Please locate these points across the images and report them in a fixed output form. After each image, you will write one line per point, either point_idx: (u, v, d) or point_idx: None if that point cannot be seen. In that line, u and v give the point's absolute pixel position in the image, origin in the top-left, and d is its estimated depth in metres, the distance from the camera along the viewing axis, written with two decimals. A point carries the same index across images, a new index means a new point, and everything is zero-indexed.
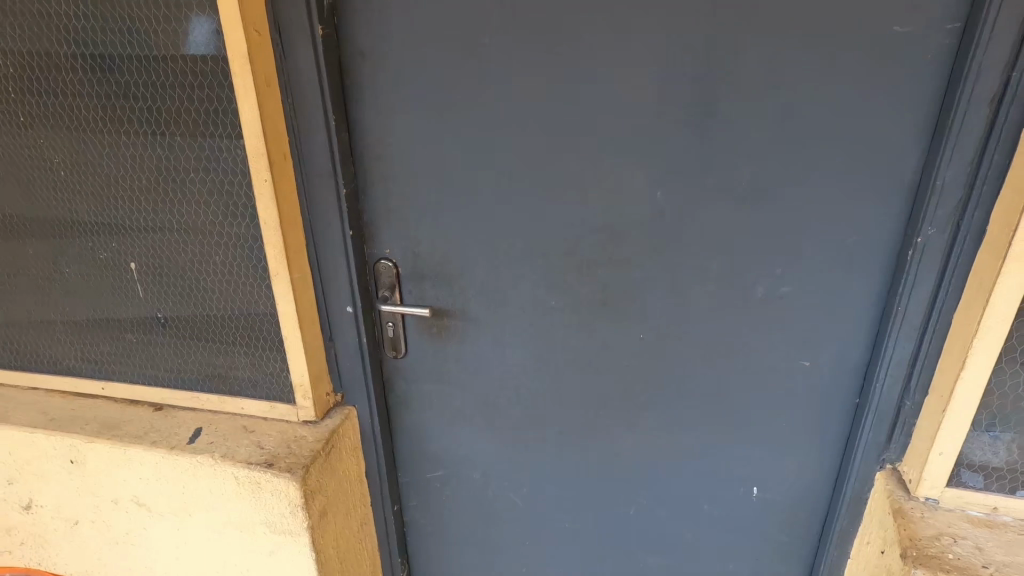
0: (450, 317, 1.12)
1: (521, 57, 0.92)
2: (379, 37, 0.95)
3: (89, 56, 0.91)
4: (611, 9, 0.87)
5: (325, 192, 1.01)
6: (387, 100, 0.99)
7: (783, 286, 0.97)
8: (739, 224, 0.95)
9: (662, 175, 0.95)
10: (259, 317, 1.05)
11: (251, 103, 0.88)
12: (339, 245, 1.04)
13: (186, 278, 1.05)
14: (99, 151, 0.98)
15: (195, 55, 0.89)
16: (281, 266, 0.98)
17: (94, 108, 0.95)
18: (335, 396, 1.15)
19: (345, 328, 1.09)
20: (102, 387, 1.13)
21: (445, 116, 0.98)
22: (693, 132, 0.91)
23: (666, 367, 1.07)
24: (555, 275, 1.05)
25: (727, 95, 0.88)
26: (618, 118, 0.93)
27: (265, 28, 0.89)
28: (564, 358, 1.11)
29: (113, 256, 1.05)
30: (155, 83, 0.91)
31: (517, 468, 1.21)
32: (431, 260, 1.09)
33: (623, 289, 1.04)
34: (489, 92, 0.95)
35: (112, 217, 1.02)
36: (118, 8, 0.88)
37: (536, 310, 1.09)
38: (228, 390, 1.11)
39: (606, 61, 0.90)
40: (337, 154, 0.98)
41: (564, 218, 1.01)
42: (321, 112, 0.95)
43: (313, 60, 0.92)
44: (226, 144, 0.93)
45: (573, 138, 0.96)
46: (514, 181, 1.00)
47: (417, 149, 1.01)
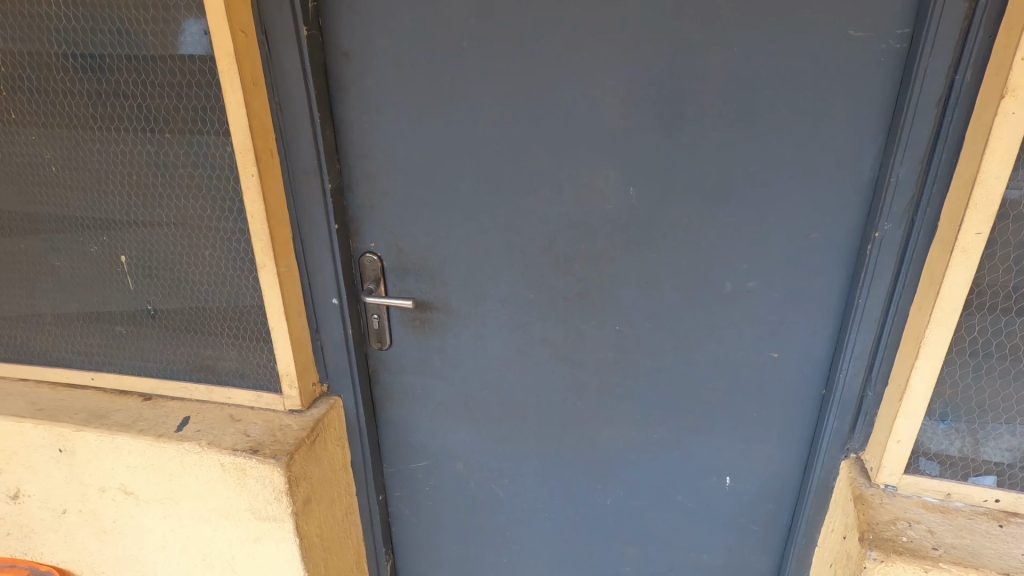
0: (432, 310, 1.16)
1: (496, 58, 0.96)
2: (360, 39, 0.99)
3: (80, 56, 0.95)
4: (581, 13, 0.91)
5: (310, 188, 1.04)
6: (369, 100, 1.02)
7: (750, 280, 1.00)
8: (708, 220, 0.98)
9: (632, 172, 0.98)
10: (246, 309, 1.08)
11: (238, 101, 0.92)
12: (325, 239, 1.07)
13: (175, 272, 1.08)
14: (89, 148, 1.01)
15: (184, 55, 0.93)
16: (267, 258, 1.02)
17: (86, 106, 0.98)
18: (321, 387, 1.19)
19: (330, 320, 1.13)
20: (92, 378, 1.16)
21: (425, 114, 1.02)
22: (662, 131, 0.95)
23: (640, 359, 1.10)
24: (532, 270, 1.09)
25: (693, 96, 0.92)
26: (590, 117, 0.97)
27: (252, 29, 0.93)
28: (541, 350, 1.14)
29: (104, 250, 1.08)
30: (145, 82, 0.95)
31: (498, 459, 1.25)
32: (413, 254, 1.12)
33: (599, 282, 1.07)
34: (466, 92, 0.99)
35: (103, 211, 1.06)
36: (111, 9, 0.91)
37: (515, 303, 1.12)
38: (215, 380, 1.14)
39: (577, 62, 0.94)
40: (322, 150, 1.02)
41: (541, 214, 1.05)
42: (306, 110, 0.99)
43: (298, 60, 0.96)
44: (214, 142, 0.97)
45: (547, 137, 0.99)
46: (492, 178, 1.04)
47: (399, 147, 1.05)
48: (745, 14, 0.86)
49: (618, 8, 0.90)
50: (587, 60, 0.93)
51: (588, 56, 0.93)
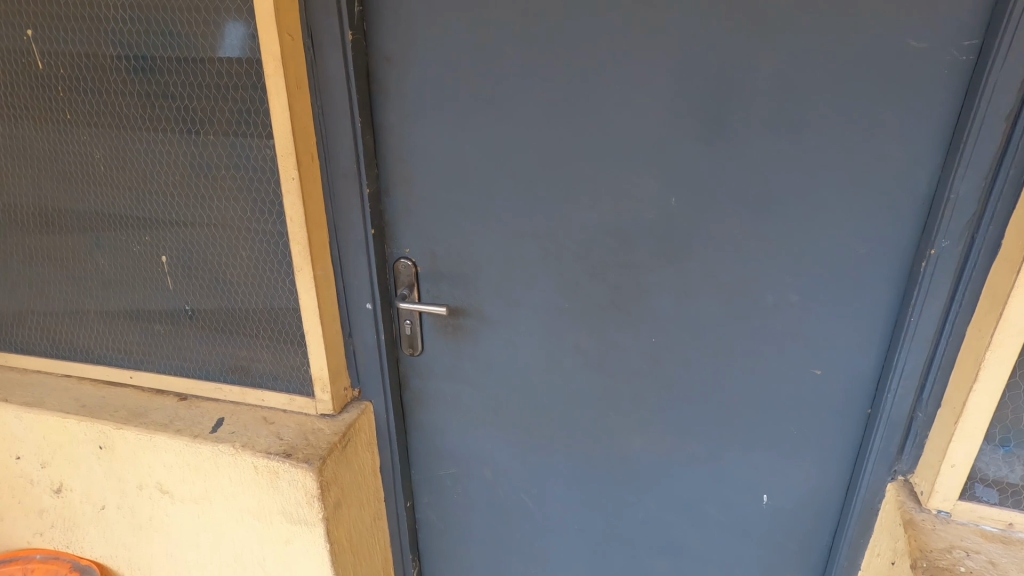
0: (467, 316, 1.15)
1: (540, 65, 0.95)
2: (404, 44, 0.98)
3: (132, 57, 0.96)
4: (630, 19, 0.90)
5: (348, 192, 1.04)
6: (410, 105, 1.02)
7: (794, 294, 0.97)
8: (751, 232, 0.96)
9: (676, 182, 0.97)
10: (282, 312, 1.09)
11: (282, 104, 0.93)
12: (361, 243, 1.07)
13: (214, 273, 1.09)
14: (136, 149, 1.02)
15: (231, 57, 0.93)
16: (305, 262, 1.02)
17: (135, 107, 0.99)
18: (353, 391, 1.18)
19: (364, 324, 1.13)
20: (130, 376, 1.17)
21: (467, 120, 1.01)
22: (707, 141, 0.93)
23: (676, 371, 1.08)
24: (568, 278, 1.07)
25: (741, 106, 0.90)
26: (635, 125, 0.95)
27: (299, 33, 0.93)
28: (575, 359, 1.12)
29: (146, 249, 1.09)
30: (193, 84, 0.96)
31: (529, 469, 1.23)
32: (448, 260, 1.12)
33: (636, 291, 1.05)
34: (510, 98, 0.98)
35: (147, 211, 1.07)
36: (162, 12, 0.92)
37: (550, 312, 1.11)
38: (250, 382, 1.15)
39: (623, 70, 0.93)
40: (362, 155, 1.02)
41: (580, 222, 1.03)
42: (348, 114, 0.99)
43: (342, 64, 0.96)
44: (256, 145, 0.98)
45: (589, 146, 0.98)
46: (531, 186, 1.03)
47: (438, 153, 1.05)
48: (799, 23, 0.84)
49: (667, 15, 0.88)
50: (633, 67, 0.92)
51: (635, 62, 0.92)
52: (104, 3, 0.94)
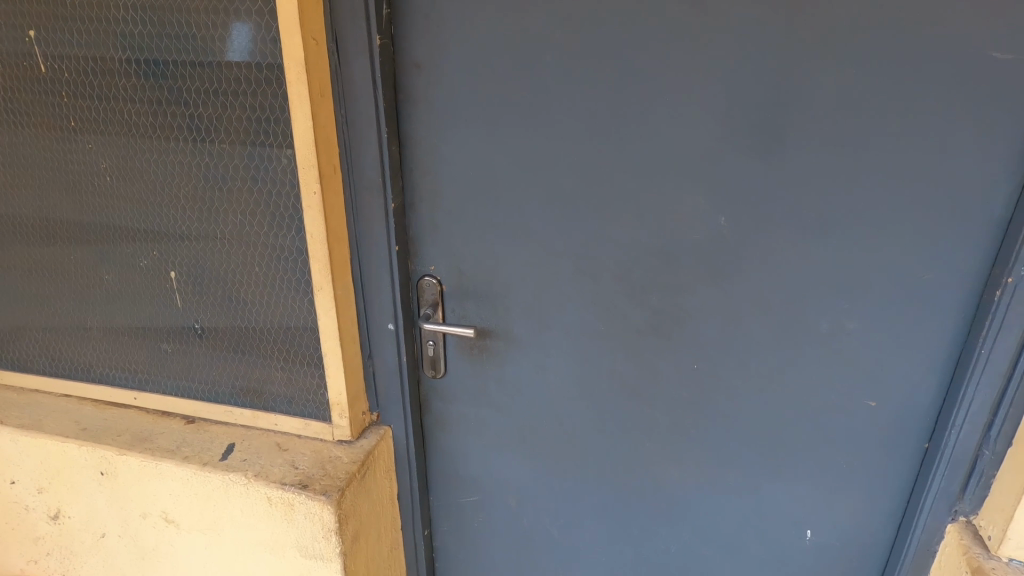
0: (495, 337, 1.08)
1: (582, 75, 0.90)
2: (435, 49, 0.93)
3: (143, 61, 0.89)
4: (681, 27, 0.84)
5: (372, 206, 0.98)
6: (440, 115, 0.96)
7: (849, 321, 0.91)
8: (804, 255, 0.90)
9: (724, 202, 0.91)
10: (299, 332, 1.03)
11: (304, 113, 0.86)
12: (384, 260, 1.01)
13: (227, 290, 1.03)
14: (145, 158, 0.95)
15: (250, 63, 0.87)
16: (325, 280, 0.96)
17: (145, 114, 0.92)
18: (370, 416, 1.12)
19: (385, 345, 1.07)
20: (135, 398, 1.10)
21: (501, 130, 0.95)
22: (760, 158, 0.87)
23: (717, 399, 1.02)
24: (604, 300, 1.01)
25: (798, 121, 0.84)
26: (684, 139, 0.89)
27: (323, 37, 0.87)
28: (608, 385, 1.06)
29: (154, 264, 1.03)
30: (208, 91, 0.89)
31: (555, 497, 1.17)
32: (475, 278, 1.06)
33: (678, 315, 0.99)
34: (548, 108, 0.92)
35: (155, 224, 1.00)
36: (177, 13, 0.86)
37: (584, 334, 1.04)
38: (262, 405, 1.08)
39: (671, 81, 0.87)
40: (388, 167, 0.96)
41: (619, 241, 0.97)
42: (373, 124, 0.93)
43: (369, 70, 0.90)
44: (275, 156, 0.91)
45: (632, 160, 0.92)
46: (568, 202, 0.97)
47: (469, 165, 0.99)
48: (866, 34, 0.78)
49: (722, 23, 0.82)
50: (683, 77, 0.86)
51: (685, 72, 0.86)
52: (114, 3, 0.87)
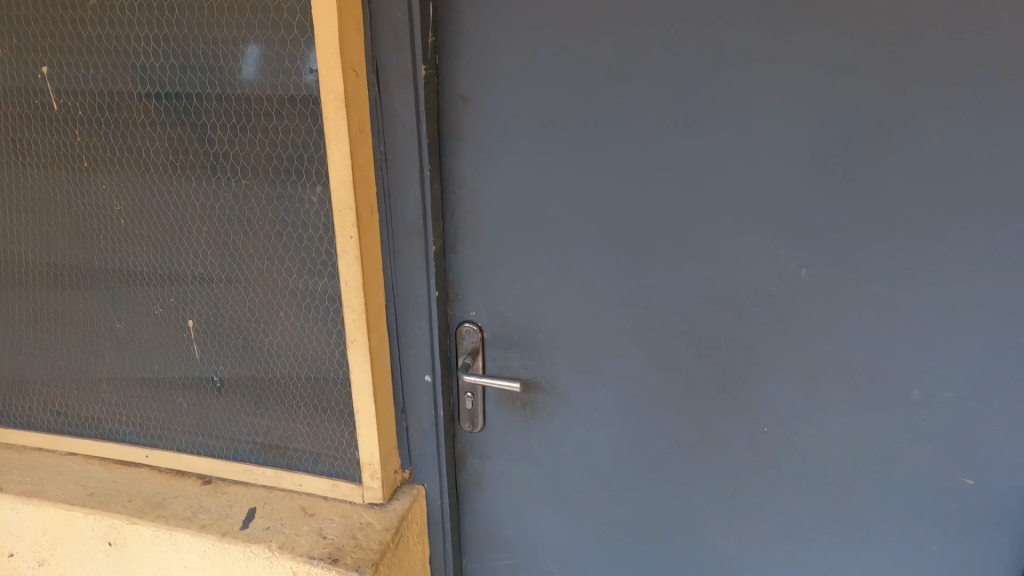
0: (541, 391, 0.99)
1: (644, 109, 0.83)
2: (485, 81, 0.86)
3: (164, 95, 0.81)
4: (758, 59, 0.77)
5: (411, 249, 0.89)
6: (486, 150, 0.89)
7: (944, 383, 0.82)
8: (892, 309, 0.81)
9: (801, 248, 0.82)
10: (328, 385, 0.94)
11: (342, 151, 0.78)
12: (423, 307, 0.92)
13: (249, 341, 0.94)
14: (163, 200, 0.87)
15: (282, 96, 0.78)
16: (360, 331, 0.87)
17: (163, 152, 0.84)
18: (402, 473, 1.02)
19: (420, 398, 0.97)
20: (146, 456, 1.01)
21: (554, 168, 0.88)
22: (843, 202, 0.79)
23: (789, 464, 0.92)
24: (663, 352, 0.92)
25: (886, 161, 0.76)
26: (757, 179, 0.81)
27: (363, 68, 0.79)
28: (665, 444, 0.97)
29: (171, 312, 0.94)
30: (234, 127, 0.81)
31: (602, 564, 1.07)
32: (520, 325, 0.97)
33: (746, 370, 0.90)
34: (607, 144, 0.85)
35: (172, 269, 0.91)
36: (202, 44, 0.78)
37: (641, 390, 0.95)
38: (287, 463, 0.99)
39: (743, 116, 0.80)
40: (429, 208, 0.87)
41: (682, 289, 0.88)
42: (415, 160, 0.84)
43: (412, 103, 0.82)
44: (307, 198, 0.82)
45: (698, 201, 0.84)
46: (625, 244, 0.89)
47: (517, 204, 0.91)
48: (963, 68, 0.71)
49: (805, 56, 0.76)
50: (759, 113, 0.79)
51: (761, 108, 0.79)
52: (132, 35, 0.79)
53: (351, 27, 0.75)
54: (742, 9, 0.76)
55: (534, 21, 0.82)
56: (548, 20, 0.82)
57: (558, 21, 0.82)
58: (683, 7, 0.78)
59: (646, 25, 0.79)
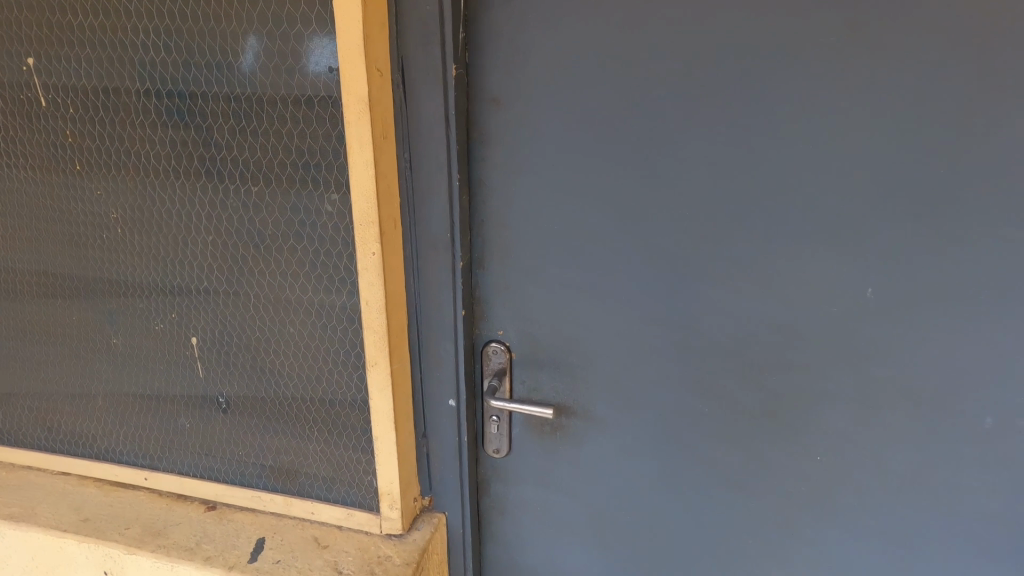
0: (572, 416, 0.92)
1: (698, 116, 0.75)
2: (521, 80, 0.78)
3: (166, 94, 0.73)
4: (831, 61, 0.70)
5: (437, 265, 0.82)
6: (519, 157, 0.81)
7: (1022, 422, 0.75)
8: (968, 340, 0.74)
9: (869, 272, 0.75)
10: (344, 409, 0.86)
11: (365, 160, 0.70)
12: (448, 328, 0.85)
13: (257, 361, 0.86)
14: (164, 208, 0.79)
15: (299, 97, 0.71)
16: (380, 355, 0.80)
17: (165, 156, 0.77)
18: (422, 501, 0.95)
19: (443, 423, 0.90)
20: (145, 479, 0.94)
21: (596, 177, 0.80)
22: (918, 222, 0.72)
23: (842, 501, 0.85)
24: (708, 379, 0.85)
25: (971, 179, 0.69)
26: (822, 195, 0.74)
27: (388, 66, 0.71)
28: (706, 476, 0.90)
29: (172, 328, 0.86)
30: (245, 130, 0.74)
31: None
32: (552, 346, 0.89)
33: (800, 400, 0.82)
34: (656, 152, 0.77)
35: (173, 282, 0.83)
36: (212, 38, 0.70)
37: (683, 417, 0.88)
38: (297, 489, 0.92)
39: (810, 127, 0.72)
40: (457, 219, 0.80)
41: (732, 313, 0.81)
42: (445, 169, 0.77)
43: (442, 106, 0.74)
44: (324, 209, 0.75)
45: (755, 217, 0.77)
46: (671, 263, 0.81)
47: (553, 216, 0.83)
48: None
49: (884, 58, 0.68)
50: (829, 122, 0.71)
51: (831, 115, 0.71)
52: (132, 27, 0.72)
53: (376, 20, 0.67)
54: (815, 6, 0.68)
55: (579, 14, 0.74)
56: (595, 14, 0.74)
57: (606, 14, 0.74)
58: (747, 2, 0.70)
59: (705, 22, 0.72)
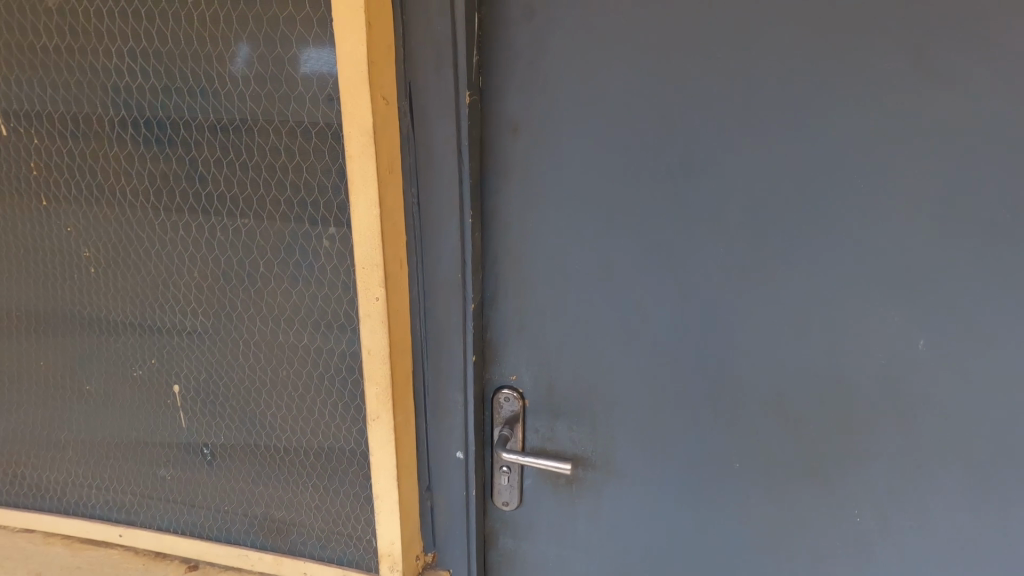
0: (589, 467, 0.85)
1: (734, 148, 0.68)
2: (540, 107, 0.71)
3: (144, 124, 0.66)
4: (883, 93, 0.64)
5: (446, 307, 0.75)
6: (536, 190, 0.74)
7: None
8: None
9: (918, 319, 0.69)
10: (340, 464, 0.78)
11: (369, 197, 0.63)
12: (457, 374, 0.77)
13: (245, 411, 0.78)
14: (142, 246, 0.71)
15: (293, 127, 0.63)
16: (383, 408, 0.72)
17: (143, 191, 0.69)
18: (425, 558, 0.87)
19: (449, 476, 0.83)
20: (120, 535, 0.86)
21: (620, 213, 0.73)
22: (973, 266, 0.66)
23: (886, 564, 0.78)
24: (740, 431, 0.78)
25: None
26: (869, 237, 0.68)
27: (394, 93, 0.64)
28: (737, 535, 0.82)
29: (152, 375, 0.78)
30: (233, 163, 0.66)
31: None
32: (568, 393, 0.82)
33: (841, 457, 0.75)
34: (689, 187, 0.71)
35: (152, 326, 0.76)
36: (196, 63, 0.63)
37: (711, 471, 0.81)
38: (289, 547, 0.84)
39: (857, 163, 0.66)
40: (468, 259, 0.73)
41: (768, 360, 0.74)
42: (456, 205, 0.70)
43: (454, 137, 0.67)
44: (322, 249, 0.67)
45: (795, 259, 0.70)
46: (702, 306, 0.74)
47: (574, 254, 0.76)
48: None
49: (943, 90, 0.62)
50: (881, 158, 0.65)
51: (884, 150, 0.65)
52: (108, 51, 0.65)
53: (381, 44, 0.60)
54: (868, 32, 0.62)
55: (607, 36, 0.67)
56: (624, 36, 0.67)
57: (637, 36, 0.67)
58: (790, 27, 0.64)
59: (746, 46, 0.65)
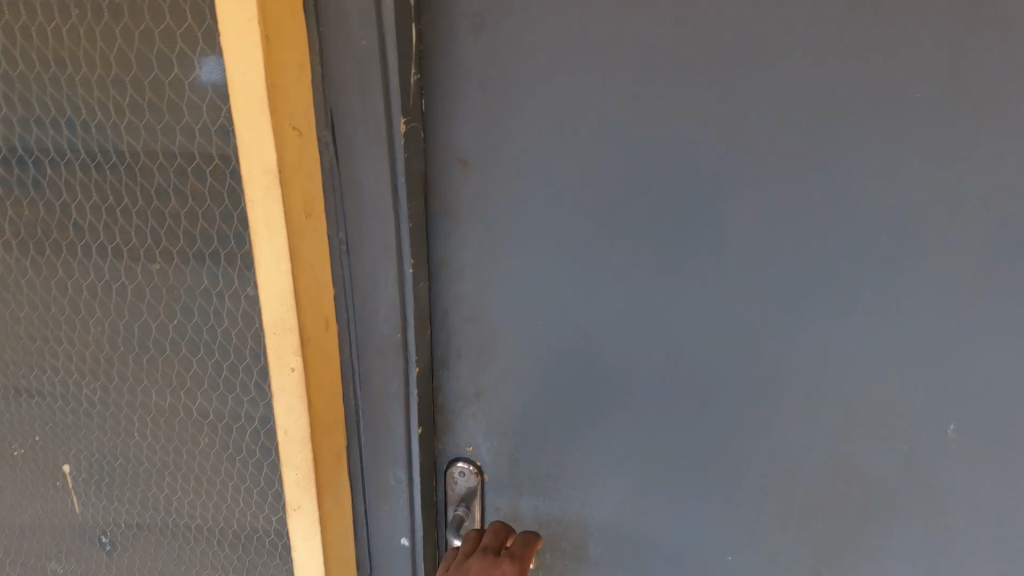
0: (559, 548, 0.73)
1: (728, 188, 0.56)
2: (494, 137, 0.59)
3: (7, 163, 0.55)
4: (904, 121, 0.52)
5: (384, 374, 0.62)
6: (491, 234, 0.62)
7: None
8: None
9: (935, 383, 0.59)
10: (259, 559, 0.66)
11: (277, 249, 0.51)
12: (400, 451, 0.65)
13: (146, 495, 0.66)
14: (14, 304, 0.60)
15: (182, 164, 0.51)
16: (305, 497, 0.60)
17: (11, 240, 0.57)
18: None
19: (394, 563, 0.71)
20: None
21: (592, 262, 0.61)
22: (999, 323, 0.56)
23: None
24: (731, 510, 0.67)
25: None
26: (882, 290, 0.57)
27: (309, 123, 0.52)
28: None
29: (34, 453, 0.66)
30: (111, 208, 0.54)
31: None
32: (534, 467, 0.70)
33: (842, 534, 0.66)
34: (676, 231, 0.58)
35: (31, 398, 0.63)
36: (59, 88, 0.51)
37: (700, 555, 0.69)
38: None
39: (872, 205, 0.55)
40: (411, 316, 0.61)
41: (764, 431, 0.63)
42: (392, 254, 0.58)
43: (387, 173, 0.55)
44: (225, 311, 0.55)
45: (798, 316, 0.59)
46: (689, 371, 0.62)
47: (539, 310, 0.63)
48: None
49: (973, 116, 0.52)
50: (899, 199, 0.54)
51: (907, 188, 0.54)
52: None
53: (286, 64, 0.49)
54: (890, 47, 0.51)
55: (574, 49, 0.55)
56: (595, 48, 0.54)
57: (610, 48, 0.54)
58: (797, 41, 0.52)
59: (743, 65, 0.53)
